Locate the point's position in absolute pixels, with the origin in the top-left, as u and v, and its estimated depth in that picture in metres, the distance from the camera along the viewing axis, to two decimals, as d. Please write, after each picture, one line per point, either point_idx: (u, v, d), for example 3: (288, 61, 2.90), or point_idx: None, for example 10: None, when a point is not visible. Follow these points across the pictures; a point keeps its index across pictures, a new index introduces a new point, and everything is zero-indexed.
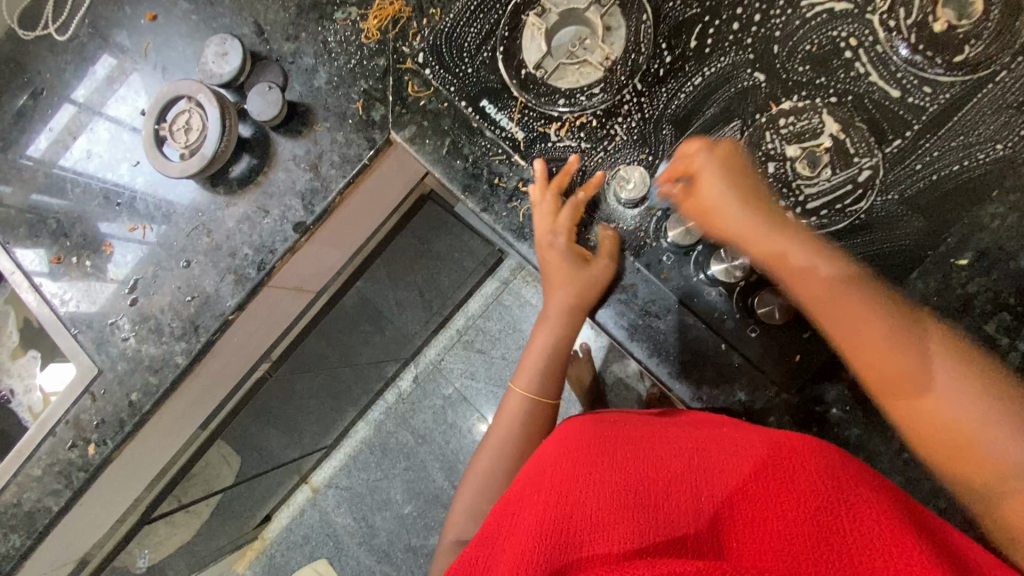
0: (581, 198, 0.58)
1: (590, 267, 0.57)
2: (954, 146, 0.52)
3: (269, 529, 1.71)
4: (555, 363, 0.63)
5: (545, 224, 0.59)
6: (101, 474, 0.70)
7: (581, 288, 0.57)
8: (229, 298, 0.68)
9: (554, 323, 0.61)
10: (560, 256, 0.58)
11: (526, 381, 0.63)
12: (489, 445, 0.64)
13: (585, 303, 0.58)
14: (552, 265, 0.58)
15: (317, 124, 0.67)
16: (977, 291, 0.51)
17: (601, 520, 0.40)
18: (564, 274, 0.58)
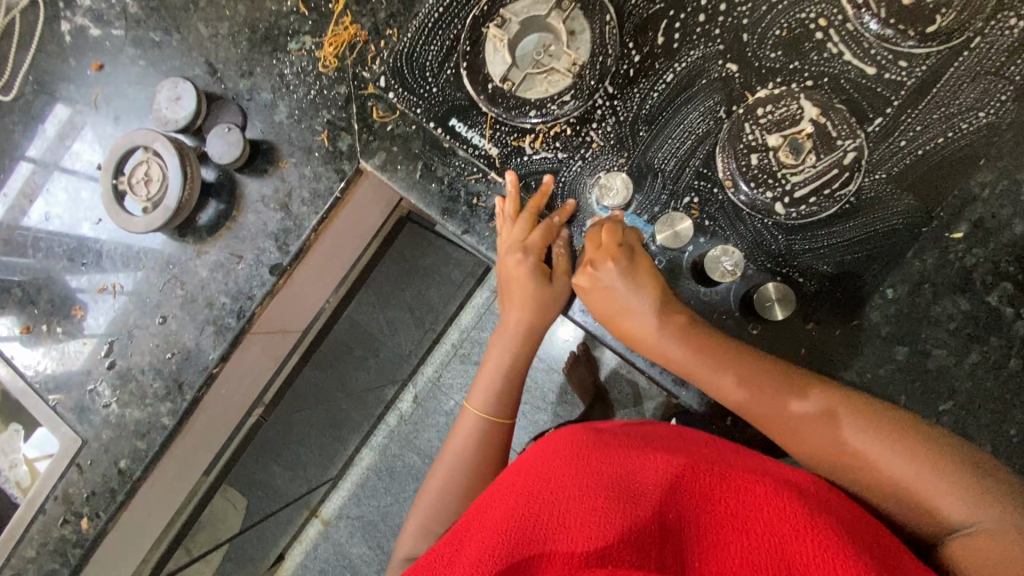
0: (557, 220, 0.56)
1: (551, 286, 0.57)
2: (936, 118, 0.51)
3: (284, 568, 1.68)
4: (511, 384, 0.60)
5: (512, 241, 0.56)
6: (97, 547, 0.67)
7: (536, 313, 0.58)
8: (211, 350, 0.65)
9: (509, 341, 0.60)
10: (525, 273, 0.56)
11: (481, 400, 0.60)
12: (443, 461, 0.60)
13: (542, 319, 0.58)
14: (517, 280, 0.57)
15: (282, 160, 0.65)
16: (976, 263, 0.50)
17: (568, 521, 0.38)
18: (526, 294, 0.57)
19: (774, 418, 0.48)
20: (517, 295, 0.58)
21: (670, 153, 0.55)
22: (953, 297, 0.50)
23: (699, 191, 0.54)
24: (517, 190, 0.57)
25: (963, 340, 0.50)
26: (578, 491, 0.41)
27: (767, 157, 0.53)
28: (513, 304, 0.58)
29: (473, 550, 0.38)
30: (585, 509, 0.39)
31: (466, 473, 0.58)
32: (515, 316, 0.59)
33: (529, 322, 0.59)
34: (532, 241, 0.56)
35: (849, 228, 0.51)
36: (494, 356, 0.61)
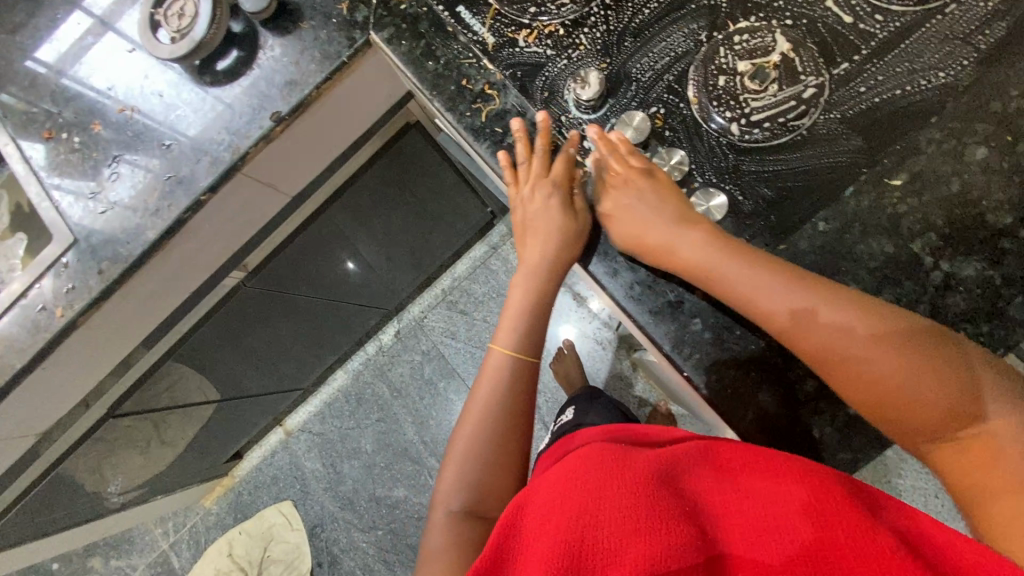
0: (570, 151, 0.59)
1: (574, 218, 0.60)
2: (898, 72, 0.54)
3: (240, 467, 1.74)
4: (537, 320, 0.64)
5: (541, 177, 0.59)
6: (65, 337, 0.73)
7: (560, 246, 0.59)
8: (203, 179, 0.71)
9: (531, 276, 0.63)
10: (553, 208, 0.59)
11: (506, 339, 0.64)
12: (476, 403, 0.62)
13: (565, 255, 0.60)
14: (540, 219, 0.60)
15: (303, 22, 0.70)
16: (907, 211, 0.53)
17: (620, 539, 0.37)
18: (553, 227, 0.59)
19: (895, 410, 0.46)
20: (546, 232, 0.60)
21: (648, 65, 0.59)
22: (879, 238, 0.53)
23: (666, 103, 0.58)
24: (523, 134, 0.61)
25: (879, 280, 0.52)
26: (620, 504, 0.39)
27: (734, 81, 0.56)
28: (534, 241, 0.61)
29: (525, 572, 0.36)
30: (633, 530, 0.37)
31: (502, 413, 0.61)
32: (536, 251, 0.61)
33: (555, 251, 0.60)
34: (557, 175, 0.59)
35: (795, 157, 0.54)
36: (516, 296, 0.64)
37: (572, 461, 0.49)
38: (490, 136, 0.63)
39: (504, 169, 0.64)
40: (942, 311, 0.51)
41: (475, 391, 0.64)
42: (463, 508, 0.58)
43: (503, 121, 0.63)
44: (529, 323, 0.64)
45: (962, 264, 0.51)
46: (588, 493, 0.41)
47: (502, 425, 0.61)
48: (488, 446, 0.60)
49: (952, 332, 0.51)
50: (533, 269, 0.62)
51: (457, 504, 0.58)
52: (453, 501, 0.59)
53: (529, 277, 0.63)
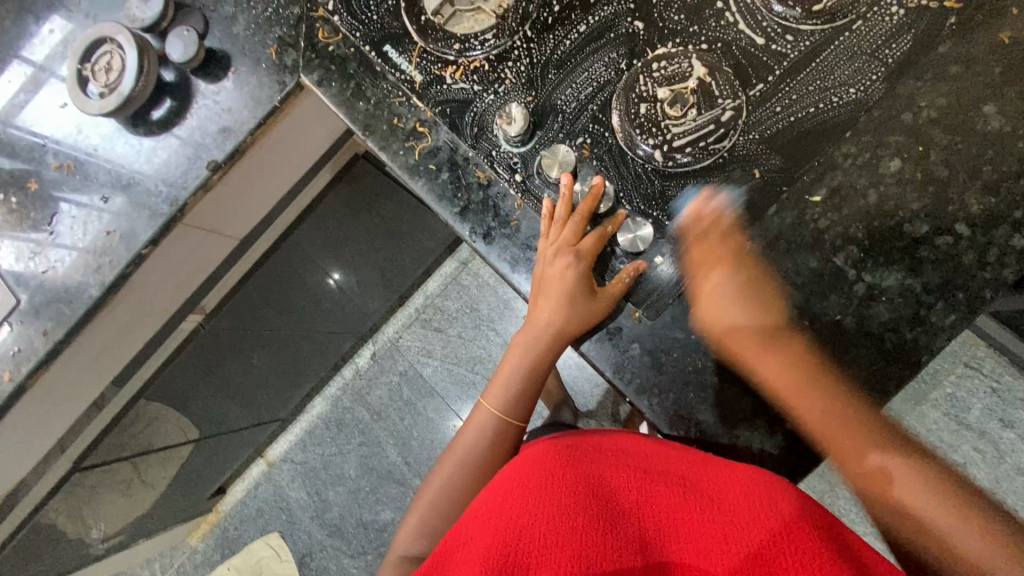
0: (610, 229, 0.57)
1: (591, 300, 0.56)
2: (811, 90, 0.55)
3: (224, 502, 1.72)
4: (527, 389, 0.62)
5: (568, 243, 0.56)
6: (15, 402, 0.72)
7: (567, 321, 0.56)
8: (143, 233, 0.70)
9: (529, 344, 0.60)
10: (571, 279, 0.55)
11: (496, 400, 0.63)
12: (450, 460, 0.64)
13: (569, 335, 0.57)
14: (551, 282, 0.56)
15: (234, 69, 0.70)
16: (829, 226, 0.54)
17: (549, 541, 0.44)
18: (563, 301, 0.56)
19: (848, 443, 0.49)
20: (554, 305, 0.56)
21: (572, 96, 0.60)
22: (804, 254, 0.54)
23: (592, 133, 0.59)
24: (568, 192, 0.57)
25: (807, 295, 0.54)
26: (556, 512, 0.46)
27: (655, 108, 0.57)
28: (540, 307, 0.58)
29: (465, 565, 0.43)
30: (562, 531, 0.44)
31: (475, 470, 0.63)
32: (544, 323, 0.58)
33: (558, 329, 0.57)
34: (585, 249, 0.56)
35: (718, 179, 0.56)
36: (513, 357, 0.62)
37: (523, 463, 0.56)
38: (424, 173, 0.63)
39: (439, 204, 0.63)
40: (867, 321, 0.53)
41: (454, 445, 0.65)
42: (419, 554, 0.63)
43: (436, 158, 0.63)
44: (520, 392, 0.62)
45: (884, 274, 0.53)
46: (524, 496, 0.49)
47: (467, 486, 0.63)
48: (454, 504, 0.63)
49: (879, 341, 0.52)
50: (533, 339, 0.60)
51: (414, 552, 0.63)
52: (411, 546, 0.64)
53: (527, 345, 0.60)
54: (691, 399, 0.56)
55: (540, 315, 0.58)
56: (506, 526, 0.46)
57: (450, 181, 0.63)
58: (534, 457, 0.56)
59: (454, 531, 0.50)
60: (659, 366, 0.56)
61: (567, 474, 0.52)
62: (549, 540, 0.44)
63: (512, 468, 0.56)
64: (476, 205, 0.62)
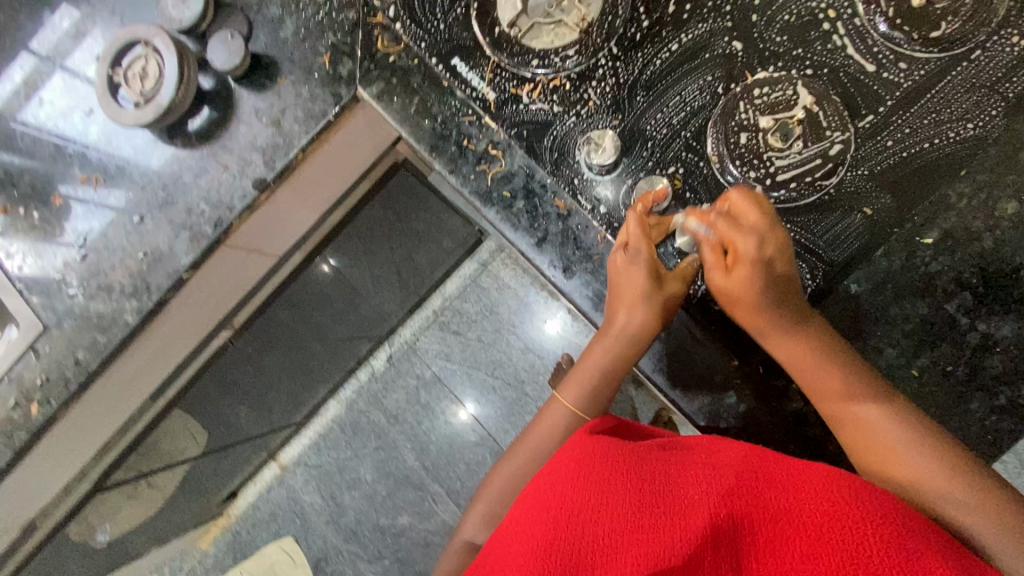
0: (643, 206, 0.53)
1: (665, 290, 0.52)
2: (924, 124, 0.51)
3: (235, 506, 1.68)
4: (606, 386, 0.59)
5: (622, 239, 0.53)
6: (44, 435, 0.67)
7: (648, 313, 0.52)
8: (184, 256, 0.65)
9: (612, 343, 0.56)
10: (637, 274, 0.52)
11: (573, 395, 0.60)
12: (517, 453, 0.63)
13: (653, 326, 0.53)
14: (624, 280, 0.53)
15: (282, 77, 0.64)
16: (940, 270, 0.51)
17: (611, 545, 0.39)
18: (636, 297, 0.52)
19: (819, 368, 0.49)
20: (634, 301, 0.52)
21: (663, 121, 0.56)
22: (913, 299, 0.51)
23: (685, 162, 0.55)
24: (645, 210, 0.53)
25: (915, 343, 0.51)
26: (621, 504, 0.41)
27: (756, 138, 0.53)
28: (617, 306, 0.54)
29: (520, 562, 0.40)
30: (626, 534, 0.39)
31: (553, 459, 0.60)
32: (624, 319, 0.54)
33: (638, 327, 0.53)
34: (637, 231, 0.52)
35: (825, 217, 0.52)
36: (589, 358, 0.59)
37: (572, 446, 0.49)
38: (498, 201, 0.59)
39: (516, 234, 0.59)
40: (980, 373, 0.50)
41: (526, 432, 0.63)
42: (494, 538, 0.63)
43: (510, 183, 0.59)
44: (595, 388, 0.59)
45: (999, 324, 0.50)
46: (576, 489, 0.44)
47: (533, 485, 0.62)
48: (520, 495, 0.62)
49: (991, 396, 0.50)
50: (622, 338, 0.55)
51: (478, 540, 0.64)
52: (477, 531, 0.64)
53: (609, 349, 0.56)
54: (789, 451, 0.53)
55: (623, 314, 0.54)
56: (566, 520, 0.42)
57: (526, 211, 0.59)
58: (586, 439, 0.50)
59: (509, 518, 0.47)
60: (752, 412, 0.54)
61: (631, 465, 0.45)
62: (612, 541, 0.40)
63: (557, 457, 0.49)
64: (555, 236, 0.58)
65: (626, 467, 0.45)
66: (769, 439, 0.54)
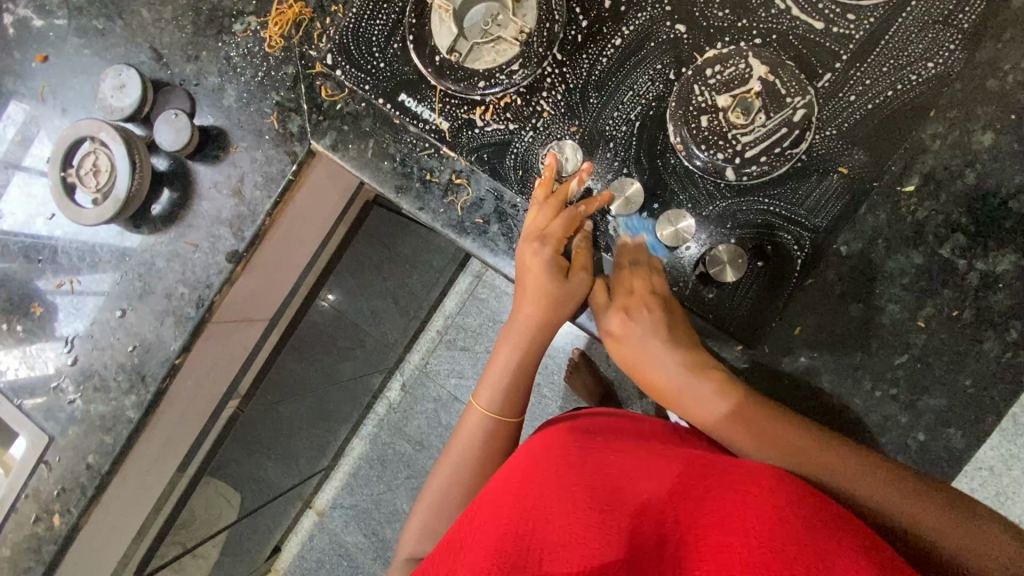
0: (582, 210, 0.53)
1: (570, 280, 0.53)
2: (885, 71, 0.50)
3: (281, 560, 1.67)
4: (520, 381, 0.56)
5: (534, 228, 0.53)
6: (71, 544, 0.67)
7: (551, 307, 0.53)
8: (172, 341, 0.65)
9: (516, 340, 0.56)
10: (541, 266, 0.52)
11: (487, 399, 0.56)
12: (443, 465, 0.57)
13: (555, 317, 0.53)
14: (530, 272, 0.53)
15: (233, 145, 0.64)
16: (928, 216, 0.50)
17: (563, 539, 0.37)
18: (539, 290, 0.53)
19: (754, 441, 0.45)
20: (535, 291, 0.53)
21: (621, 118, 0.54)
22: (907, 251, 0.50)
23: (651, 156, 0.54)
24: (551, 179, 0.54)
25: (918, 295, 0.50)
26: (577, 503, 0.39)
27: (717, 119, 0.52)
28: (521, 299, 0.54)
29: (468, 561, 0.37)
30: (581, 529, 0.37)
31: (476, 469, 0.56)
32: (528, 311, 0.54)
33: (543, 320, 0.54)
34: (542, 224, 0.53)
35: (802, 185, 0.51)
36: (498, 359, 0.57)
37: (530, 452, 0.48)
38: (473, 229, 0.58)
39: (496, 258, 0.58)
40: (989, 313, 0.49)
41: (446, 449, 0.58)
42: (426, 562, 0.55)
43: (481, 209, 0.58)
44: (511, 389, 0.56)
45: (998, 260, 0.49)
46: (540, 491, 0.41)
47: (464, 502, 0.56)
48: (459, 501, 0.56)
49: (1004, 333, 0.48)
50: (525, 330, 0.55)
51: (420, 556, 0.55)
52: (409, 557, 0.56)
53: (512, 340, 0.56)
54: None
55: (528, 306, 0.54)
56: (516, 519, 0.39)
57: (502, 233, 0.58)
58: (546, 444, 0.49)
59: (462, 523, 0.44)
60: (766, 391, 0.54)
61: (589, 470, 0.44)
62: (566, 537, 0.36)
63: (510, 465, 0.48)
64: None
65: (586, 473, 0.43)
66: None
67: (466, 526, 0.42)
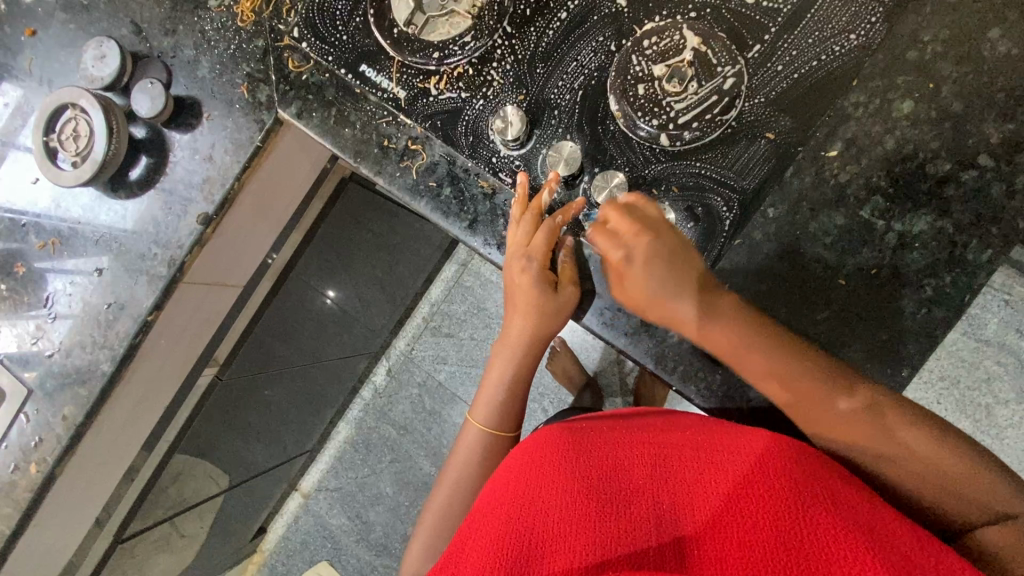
0: (559, 219, 0.56)
1: (557, 295, 0.57)
2: (811, 42, 0.53)
3: (266, 541, 1.70)
4: (512, 396, 0.62)
5: (519, 246, 0.57)
6: (47, 493, 0.70)
7: (539, 320, 0.58)
8: (145, 299, 0.68)
9: (507, 354, 0.61)
10: (530, 281, 0.57)
11: (483, 413, 0.63)
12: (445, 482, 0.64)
13: (542, 330, 0.58)
14: (520, 288, 0.58)
15: (206, 114, 0.67)
16: (849, 179, 0.53)
17: (562, 531, 0.40)
18: (529, 305, 0.58)
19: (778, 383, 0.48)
20: (525, 306, 0.58)
21: (565, 87, 0.58)
22: (829, 212, 0.53)
23: (593, 122, 0.57)
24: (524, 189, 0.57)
25: (837, 254, 0.53)
26: (570, 497, 0.43)
27: (653, 87, 0.55)
28: (514, 313, 0.59)
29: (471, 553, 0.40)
30: (574, 521, 0.40)
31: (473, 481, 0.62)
32: (518, 325, 0.59)
33: (532, 331, 0.58)
34: (521, 238, 0.57)
35: (731, 149, 0.54)
36: (493, 373, 0.63)
37: (523, 452, 0.52)
38: (426, 192, 0.62)
39: (447, 221, 0.61)
40: (904, 270, 0.52)
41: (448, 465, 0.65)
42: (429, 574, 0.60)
43: (435, 173, 0.62)
44: (505, 402, 0.62)
45: (914, 221, 0.52)
46: (535, 489, 0.45)
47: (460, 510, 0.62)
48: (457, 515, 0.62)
49: (919, 290, 0.51)
50: (517, 343, 0.60)
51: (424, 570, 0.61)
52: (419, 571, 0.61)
53: (507, 355, 0.61)
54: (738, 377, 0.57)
55: (518, 320, 0.59)
56: (515, 516, 0.42)
57: (453, 197, 0.61)
58: (539, 440, 0.52)
59: (465, 522, 0.46)
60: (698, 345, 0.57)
61: (578, 463, 0.47)
62: (563, 527, 0.40)
63: (506, 466, 0.51)
64: (484, 216, 0.61)
65: (575, 466, 0.47)
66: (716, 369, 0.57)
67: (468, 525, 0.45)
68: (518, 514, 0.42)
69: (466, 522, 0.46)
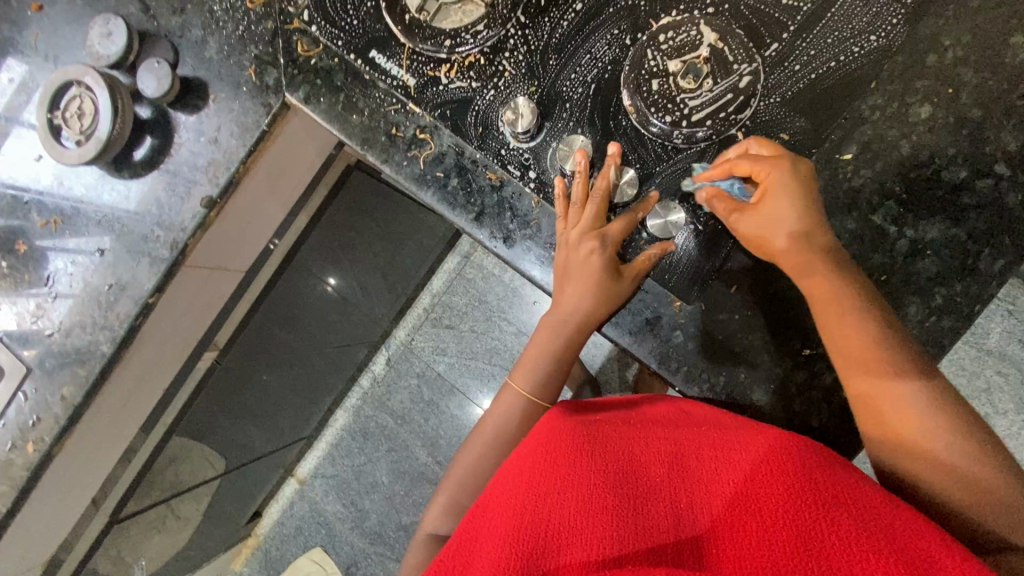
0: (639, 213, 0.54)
1: (619, 283, 0.54)
2: (830, 42, 0.52)
3: (261, 525, 1.70)
4: (557, 372, 0.60)
5: (595, 225, 0.54)
6: (44, 472, 0.70)
7: (598, 302, 0.55)
8: (146, 281, 0.68)
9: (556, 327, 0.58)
10: (597, 263, 0.54)
11: (523, 380, 0.60)
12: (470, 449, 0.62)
13: (600, 316, 0.56)
14: (584, 262, 0.54)
15: (212, 96, 0.66)
16: (863, 184, 0.52)
17: (576, 524, 0.39)
18: (593, 284, 0.54)
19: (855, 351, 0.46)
20: (589, 284, 0.54)
21: (578, 80, 0.57)
22: (841, 216, 0.52)
23: (605, 117, 0.56)
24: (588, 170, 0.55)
25: (848, 259, 0.52)
26: (583, 488, 0.42)
27: (667, 83, 0.54)
28: (569, 286, 0.55)
29: (486, 548, 0.40)
30: (587, 513, 0.40)
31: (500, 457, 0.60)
32: (574, 301, 0.56)
33: (586, 312, 0.55)
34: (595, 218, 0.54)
35: None
36: (538, 340, 0.59)
37: (534, 438, 0.51)
38: (432, 183, 0.61)
39: (452, 212, 0.61)
40: (913, 277, 0.51)
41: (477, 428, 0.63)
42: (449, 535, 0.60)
43: (442, 164, 0.61)
44: (546, 377, 0.60)
45: (925, 228, 0.51)
46: (546, 478, 0.44)
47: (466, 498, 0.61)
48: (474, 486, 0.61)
49: (928, 298, 0.51)
50: (569, 320, 0.57)
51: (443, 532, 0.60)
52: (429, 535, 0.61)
53: (556, 330, 0.58)
54: (742, 380, 0.56)
55: (574, 294, 0.55)
56: (528, 507, 0.42)
57: (460, 188, 0.61)
58: (553, 425, 0.52)
59: (477, 512, 0.46)
60: (702, 346, 0.57)
61: (588, 453, 0.47)
62: (576, 519, 0.40)
63: (518, 452, 0.51)
64: (491, 208, 0.60)
65: (586, 456, 0.46)
66: (720, 370, 0.57)
67: (479, 515, 0.45)
68: (530, 504, 0.42)
69: (479, 513, 0.46)
